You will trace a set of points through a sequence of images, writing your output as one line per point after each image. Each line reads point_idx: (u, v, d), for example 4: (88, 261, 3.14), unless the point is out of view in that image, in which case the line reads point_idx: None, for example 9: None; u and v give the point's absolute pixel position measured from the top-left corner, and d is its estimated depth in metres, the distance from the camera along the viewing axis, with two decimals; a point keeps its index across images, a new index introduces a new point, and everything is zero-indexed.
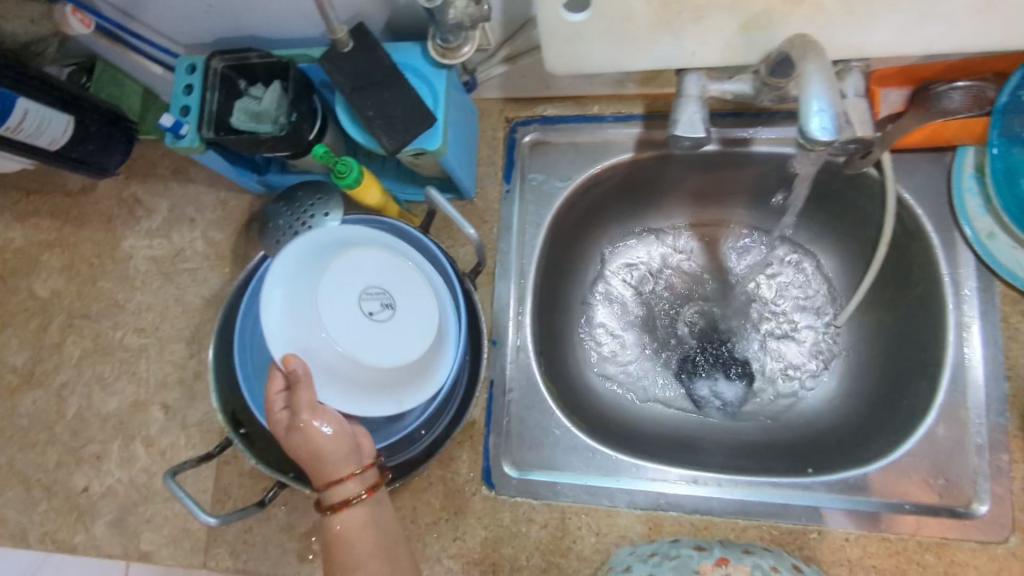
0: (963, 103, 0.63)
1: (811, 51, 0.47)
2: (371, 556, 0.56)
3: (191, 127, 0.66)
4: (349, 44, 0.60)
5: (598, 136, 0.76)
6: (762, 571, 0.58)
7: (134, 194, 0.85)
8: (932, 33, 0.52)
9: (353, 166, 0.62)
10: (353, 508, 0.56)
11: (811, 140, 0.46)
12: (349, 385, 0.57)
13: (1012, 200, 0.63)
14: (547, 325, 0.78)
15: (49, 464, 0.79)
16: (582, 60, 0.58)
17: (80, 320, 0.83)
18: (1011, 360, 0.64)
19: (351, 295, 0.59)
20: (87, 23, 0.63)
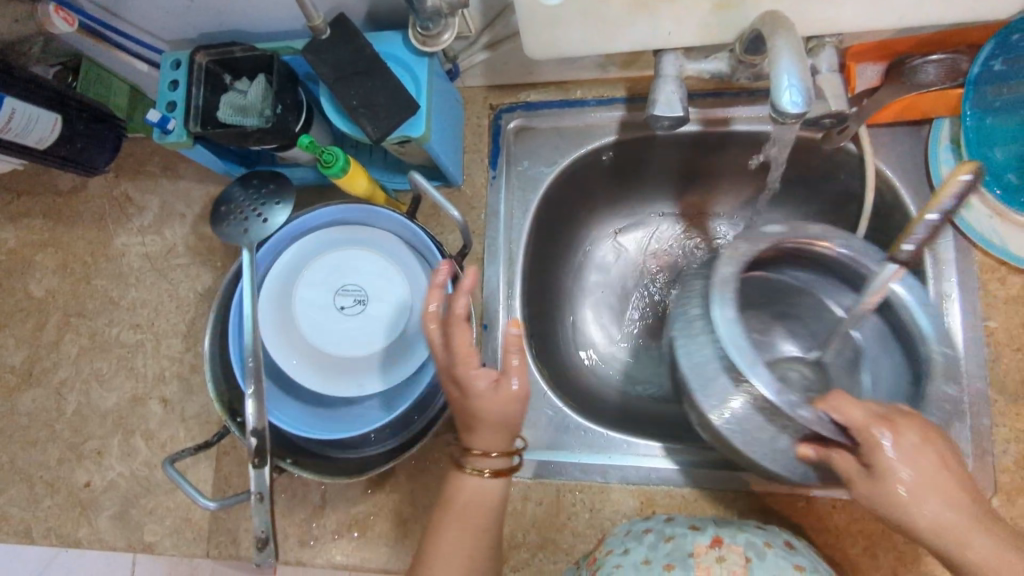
0: (937, 76, 0.64)
1: (782, 28, 0.48)
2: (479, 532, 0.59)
3: (178, 122, 0.67)
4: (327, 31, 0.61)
5: (581, 120, 0.77)
6: (754, 550, 0.57)
7: (124, 192, 0.85)
8: (902, 6, 0.53)
9: (339, 156, 0.63)
10: (490, 482, 0.59)
11: (782, 114, 0.47)
12: (339, 375, 0.66)
13: (987, 169, 0.64)
14: (539, 308, 0.79)
15: (50, 460, 0.80)
16: (559, 43, 0.59)
17: (75, 319, 0.84)
18: (991, 328, 0.65)
19: (327, 294, 0.67)
20: (70, 21, 0.64)
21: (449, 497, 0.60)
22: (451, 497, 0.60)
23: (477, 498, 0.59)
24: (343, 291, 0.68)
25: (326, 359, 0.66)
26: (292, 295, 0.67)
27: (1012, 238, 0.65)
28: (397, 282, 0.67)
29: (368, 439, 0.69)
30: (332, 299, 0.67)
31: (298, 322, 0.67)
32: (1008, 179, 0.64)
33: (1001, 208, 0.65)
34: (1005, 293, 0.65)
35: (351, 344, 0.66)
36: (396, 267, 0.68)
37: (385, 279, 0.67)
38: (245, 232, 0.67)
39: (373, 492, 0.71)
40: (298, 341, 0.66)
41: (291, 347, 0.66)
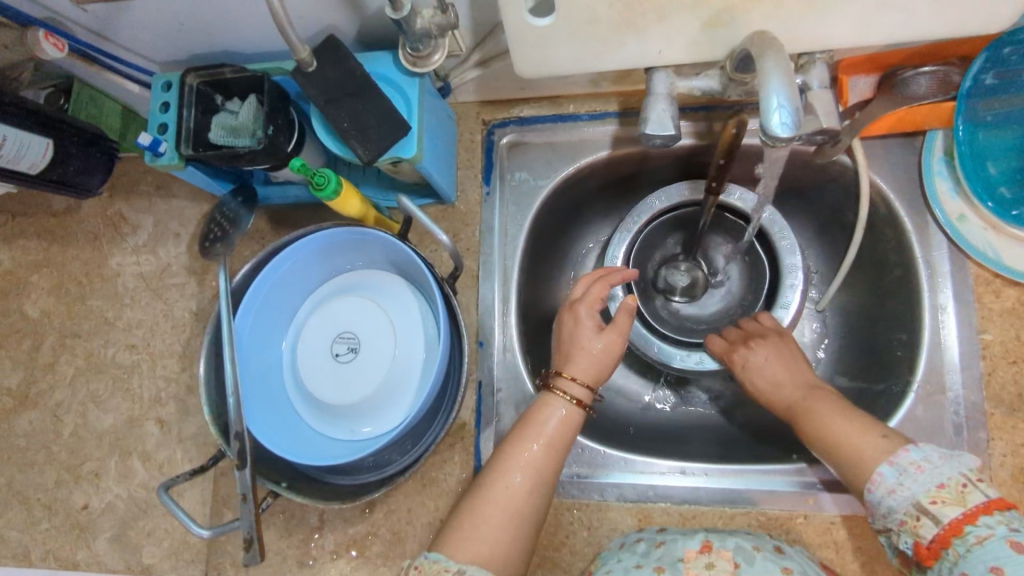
0: (928, 88, 0.64)
1: (770, 49, 0.48)
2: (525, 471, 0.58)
3: (169, 145, 0.67)
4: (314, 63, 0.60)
5: (574, 135, 0.77)
6: (744, 554, 0.57)
7: (118, 212, 0.85)
8: (892, 22, 0.53)
9: (330, 178, 0.63)
10: (563, 407, 0.62)
11: (773, 137, 0.46)
12: (346, 417, 0.69)
13: (979, 182, 0.64)
14: (532, 322, 0.79)
15: (47, 483, 0.80)
16: (549, 62, 0.58)
17: (71, 339, 0.84)
18: (987, 340, 0.64)
19: (327, 345, 0.71)
20: (60, 46, 0.64)
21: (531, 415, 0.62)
22: (536, 418, 0.62)
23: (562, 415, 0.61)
24: (340, 339, 0.71)
25: (332, 403, 0.69)
26: (297, 351, 0.72)
27: (1007, 249, 0.64)
28: (388, 320, 0.71)
29: (366, 464, 0.69)
30: (330, 348, 0.71)
31: (304, 376, 0.70)
32: (1001, 193, 0.64)
33: (994, 220, 0.65)
34: (1001, 306, 0.65)
35: (349, 387, 0.69)
36: (385, 306, 0.71)
37: (376, 320, 0.71)
38: (219, 247, 0.69)
39: (371, 511, 0.71)
40: (307, 393, 0.70)
41: (304, 399, 0.71)
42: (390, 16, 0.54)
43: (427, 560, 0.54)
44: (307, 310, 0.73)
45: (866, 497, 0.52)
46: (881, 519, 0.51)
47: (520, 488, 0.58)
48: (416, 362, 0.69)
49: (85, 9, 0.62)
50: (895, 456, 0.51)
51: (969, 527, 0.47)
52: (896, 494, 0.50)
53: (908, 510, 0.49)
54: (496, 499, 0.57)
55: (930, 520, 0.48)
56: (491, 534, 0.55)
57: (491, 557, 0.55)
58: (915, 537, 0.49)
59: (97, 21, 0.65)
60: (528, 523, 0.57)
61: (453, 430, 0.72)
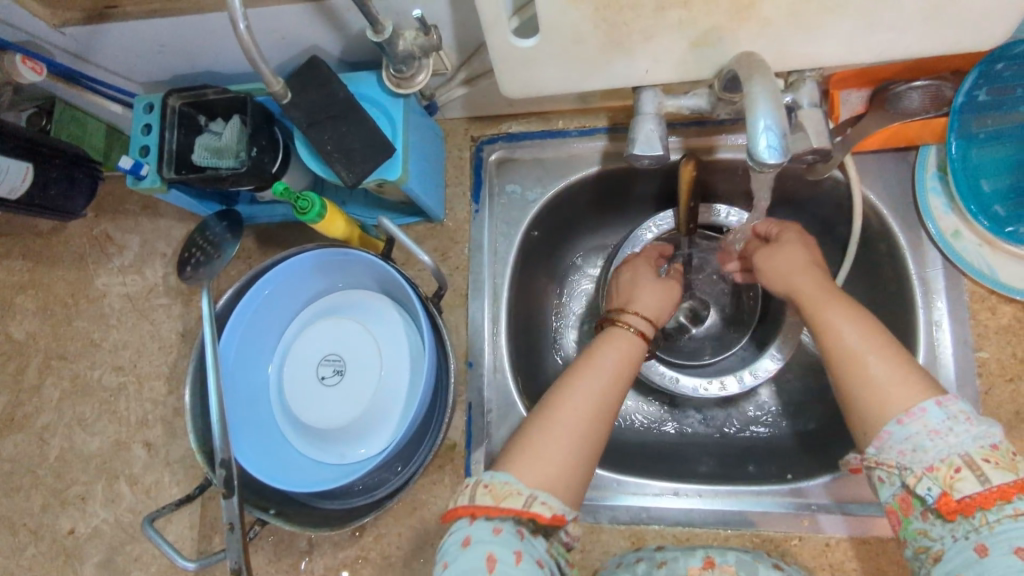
0: (921, 103, 0.63)
1: (758, 72, 0.47)
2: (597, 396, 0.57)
3: (151, 167, 0.66)
4: (286, 94, 0.58)
5: (563, 151, 0.76)
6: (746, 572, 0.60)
7: (104, 231, 0.84)
8: (881, 40, 0.52)
9: (314, 201, 0.62)
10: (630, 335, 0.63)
11: (760, 162, 0.45)
12: (333, 441, 0.68)
13: (973, 199, 0.63)
14: (524, 342, 0.78)
15: (34, 507, 0.79)
16: (535, 83, 0.58)
17: (57, 362, 0.82)
18: (983, 358, 0.63)
19: (313, 369, 0.70)
20: (38, 69, 0.63)
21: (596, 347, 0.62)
22: (600, 348, 0.62)
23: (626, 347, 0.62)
24: (326, 361, 0.70)
25: (318, 427, 0.68)
26: (283, 375, 0.71)
27: (1003, 266, 0.64)
28: (373, 340, 0.70)
29: (356, 489, 0.67)
30: (316, 371, 0.70)
31: (290, 400, 0.70)
32: (995, 210, 0.63)
33: (990, 237, 0.64)
34: (997, 322, 0.64)
35: (335, 410, 0.68)
36: (370, 327, 0.70)
37: (361, 341, 0.70)
38: (200, 270, 0.70)
39: (360, 535, 0.70)
40: (294, 418, 0.69)
41: (291, 423, 0.70)
42: (372, 39, 0.53)
43: (498, 479, 0.51)
44: (292, 333, 0.72)
45: (891, 428, 0.48)
46: (901, 455, 0.48)
47: (585, 411, 0.56)
48: (402, 383, 0.68)
49: (63, 32, 0.62)
50: (948, 400, 0.48)
51: (1016, 495, 0.44)
52: (940, 436, 0.47)
53: (950, 458, 0.46)
54: (564, 421, 0.55)
55: (974, 476, 0.45)
56: (557, 455, 0.54)
57: (557, 478, 0.53)
58: (940, 486, 0.46)
59: (76, 44, 0.64)
60: (591, 450, 0.55)
61: (443, 452, 0.70)
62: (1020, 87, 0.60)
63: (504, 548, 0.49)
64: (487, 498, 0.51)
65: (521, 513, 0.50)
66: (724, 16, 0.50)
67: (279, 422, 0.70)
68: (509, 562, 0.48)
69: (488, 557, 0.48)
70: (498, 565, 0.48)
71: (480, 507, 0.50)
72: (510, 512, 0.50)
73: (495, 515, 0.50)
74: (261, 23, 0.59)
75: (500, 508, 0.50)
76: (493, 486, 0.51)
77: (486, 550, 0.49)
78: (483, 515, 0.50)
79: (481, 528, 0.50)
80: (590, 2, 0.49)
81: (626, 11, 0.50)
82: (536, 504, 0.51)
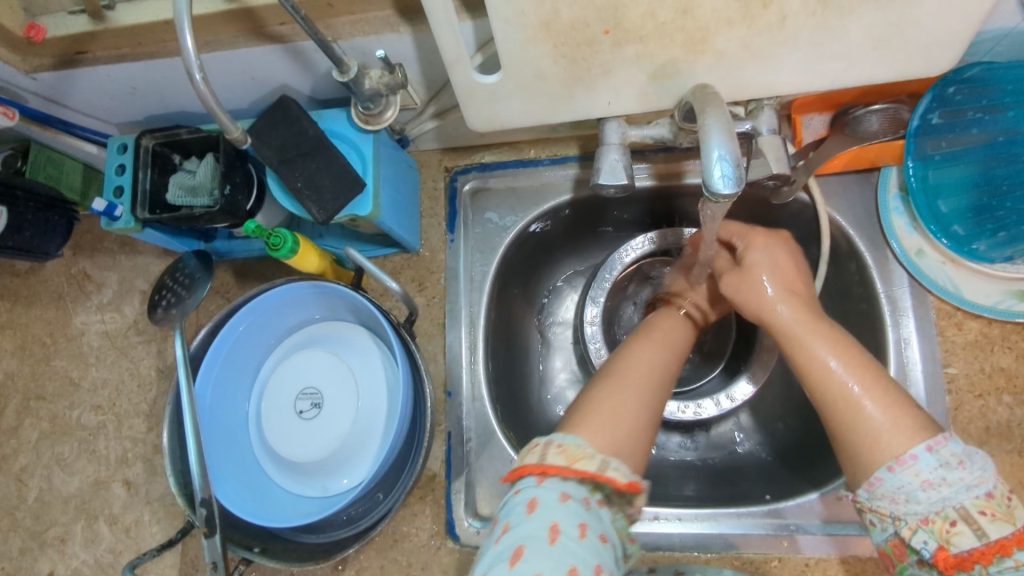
0: (881, 125, 0.65)
1: (712, 105, 0.48)
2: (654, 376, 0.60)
3: (126, 207, 0.66)
4: (247, 137, 0.58)
5: (536, 179, 0.77)
6: None
7: (82, 269, 0.84)
8: (833, 69, 0.53)
9: (286, 237, 0.62)
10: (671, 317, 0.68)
11: (714, 193, 0.46)
12: (311, 475, 0.68)
13: (932, 219, 0.66)
14: (502, 369, 0.78)
15: (12, 551, 0.78)
16: (501, 117, 0.59)
17: (36, 402, 0.82)
18: (951, 374, 0.64)
19: (290, 403, 0.70)
20: (10, 114, 0.64)
21: (652, 328, 0.66)
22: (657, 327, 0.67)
23: (681, 333, 0.67)
24: (303, 395, 0.70)
25: (296, 462, 0.68)
26: (261, 410, 0.71)
27: (967, 284, 0.65)
28: (348, 371, 0.70)
29: (341, 520, 0.67)
30: (293, 406, 0.70)
31: (268, 435, 0.69)
32: (956, 229, 0.65)
33: (953, 255, 0.65)
34: (964, 338, 0.65)
35: (314, 443, 0.68)
36: (345, 359, 0.71)
37: (336, 373, 0.70)
38: (173, 311, 0.71)
39: (342, 569, 0.69)
40: (274, 453, 0.69)
41: (270, 459, 0.69)
42: (338, 79, 0.54)
43: (572, 441, 0.51)
44: (270, 368, 0.72)
45: (882, 476, 0.48)
46: (894, 503, 0.48)
47: (646, 381, 0.59)
48: (380, 412, 0.68)
49: (34, 77, 0.62)
50: (939, 444, 0.47)
51: (1014, 548, 0.44)
52: (933, 487, 0.46)
53: (945, 510, 0.46)
54: (627, 387, 0.58)
55: (970, 530, 0.45)
56: (623, 419, 0.55)
57: (621, 441, 0.53)
58: (937, 538, 0.46)
59: (48, 88, 0.65)
60: (650, 420, 0.56)
61: (423, 483, 0.70)
62: (973, 109, 0.61)
63: (569, 514, 0.47)
64: (560, 458, 0.50)
65: (594, 477, 0.49)
66: (680, 50, 0.51)
67: (260, 458, 0.70)
68: (572, 531, 0.46)
69: (553, 523, 0.46)
70: (561, 532, 0.46)
71: (552, 466, 0.49)
72: (582, 474, 0.48)
73: (567, 477, 0.49)
74: (230, 64, 0.60)
75: (573, 469, 0.49)
76: (566, 447, 0.50)
77: (552, 516, 0.46)
78: (554, 476, 0.49)
79: (549, 490, 0.48)
80: (549, 39, 0.51)
81: (584, 48, 0.51)
82: (608, 470, 0.49)
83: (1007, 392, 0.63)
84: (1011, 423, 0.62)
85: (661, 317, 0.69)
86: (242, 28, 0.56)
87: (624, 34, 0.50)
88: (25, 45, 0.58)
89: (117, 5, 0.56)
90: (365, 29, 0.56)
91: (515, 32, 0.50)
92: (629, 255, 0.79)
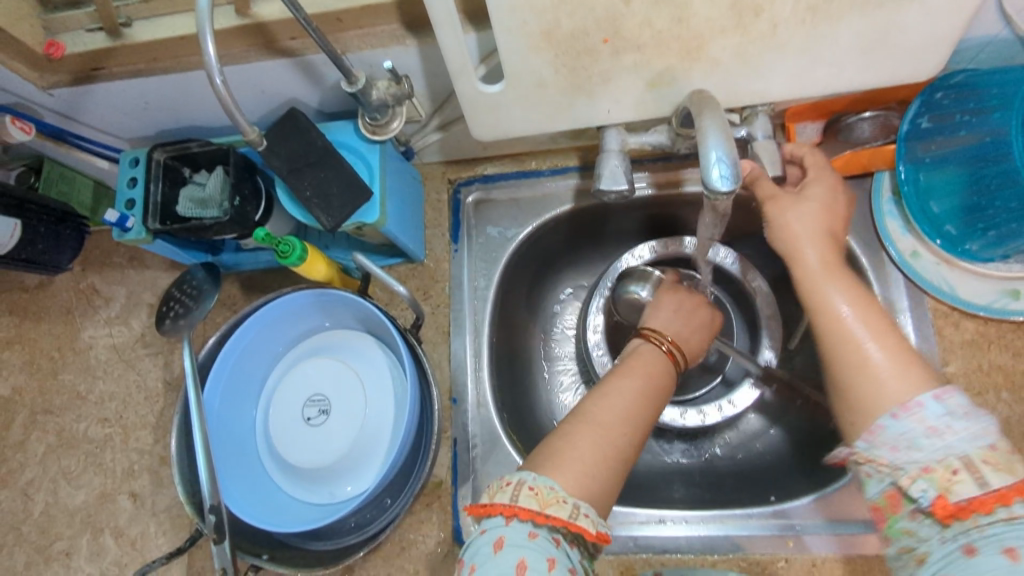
0: (871, 132, 0.68)
1: (709, 109, 0.50)
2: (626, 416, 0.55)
3: (137, 219, 0.67)
4: (263, 142, 0.60)
5: (537, 190, 0.79)
6: None
7: (91, 284, 0.85)
8: (825, 75, 0.55)
9: (296, 245, 0.64)
10: (656, 349, 0.63)
11: (713, 191, 0.48)
12: (317, 481, 0.68)
13: (925, 220, 0.67)
14: (506, 378, 0.79)
15: (16, 566, 0.78)
16: (504, 126, 0.60)
17: (43, 416, 0.82)
18: (950, 373, 0.65)
19: (297, 411, 0.71)
20: (27, 129, 0.66)
21: (625, 361, 0.61)
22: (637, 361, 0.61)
23: (658, 363, 0.61)
24: (310, 402, 0.71)
25: (302, 469, 0.68)
26: (268, 417, 0.71)
27: (963, 284, 0.67)
28: (356, 379, 0.71)
29: (348, 526, 0.67)
30: (300, 412, 0.71)
31: (275, 442, 0.70)
32: (948, 230, 0.66)
33: (946, 255, 0.67)
34: (962, 337, 0.66)
35: (319, 450, 0.69)
36: (352, 366, 0.71)
37: (344, 381, 0.71)
38: (181, 322, 0.72)
39: None
40: (281, 460, 0.70)
41: (276, 465, 0.70)
42: (347, 90, 0.56)
43: (544, 483, 0.48)
44: (279, 375, 0.73)
45: (884, 422, 0.46)
46: (893, 452, 0.45)
47: (623, 426, 0.54)
48: (387, 419, 0.68)
49: (51, 93, 0.64)
50: (946, 394, 0.45)
51: (1013, 500, 0.41)
52: (937, 434, 0.44)
53: (948, 459, 0.43)
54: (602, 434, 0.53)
55: (972, 478, 0.42)
56: (598, 463, 0.51)
57: (595, 495, 0.50)
58: (937, 487, 0.43)
59: (65, 104, 0.67)
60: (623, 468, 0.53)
61: (429, 490, 0.70)
62: (960, 112, 0.62)
63: (536, 551, 0.46)
64: (531, 502, 0.48)
65: (567, 525, 0.47)
66: (675, 58, 0.53)
67: (268, 466, 0.71)
68: (540, 566, 0.45)
69: (520, 561, 0.45)
70: (527, 569, 0.45)
71: (522, 509, 0.47)
72: (555, 521, 0.47)
73: (540, 522, 0.47)
74: (245, 78, 0.62)
75: (545, 514, 0.47)
76: (538, 490, 0.48)
77: (519, 555, 0.45)
78: (524, 518, 0.47)
79: (517, 531, 0.46)
80: (550, 50, 0.53)
81: (584, 57, 0.53)
82: (580, 517, 0.47)
83: (1006, 390, 0.64)
84: (1011, 420, 0.63)
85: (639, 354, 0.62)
86: (254, 42, 0.58)
87: (622, 43, 0.52)
88: (44, 62, 0.60)
89: (134, 22, 0.59)
90: (373, 42, 0.58)
91: (517, 42, 0.52)
92: (628, 259, 0.81)
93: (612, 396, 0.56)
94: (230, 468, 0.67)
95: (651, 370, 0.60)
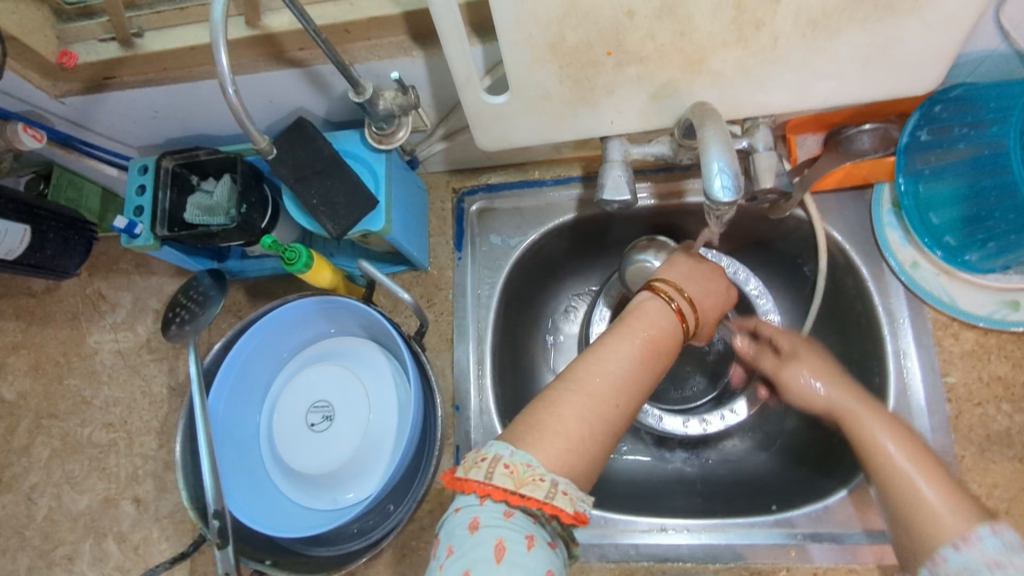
0: (872, 144, 0.68)
1: (710, 120, 0.51)
2: (621, 393, 0.55)
3: (145, 225, 0.68)
4: (271, 151, 0.61)
5: (540, 199, 0.80)
6: None
7: (97, 290, 0.86)
8: (825, 89, 0.56)
9: (302, 252, 0.65)
10: (661, 304, 0.63)
11: (716, 202, 0.49)
12: (321, 486, 0.68)
13: (925, 231, 0.68)
14: (508, 385, 0.79)
15: (19, 570, 0.78)
16: (509, 136, 0.61)
17: (47, 420, 0.83)
18: (950, 384, 0.66)
19: (302, 417, 0.71)
20: (39, 137, 0.67)
21: (628, 317, 0.61)
22: (640, 317, 0.61)
23: (661, 318, 0.61)
24: (314, 408, 0.72)
25: (306, 475, 0.69)
26: (272, 423, 0.72)
27: (962, 295, 0.67)
28: (360, 385, 0.71)
29: (352, 532, 0.67)
30: (304, 418, 0.71)
31: (279, 447, 0.70)
32: (948, 240, 0.67)
33: (946, 266, 0.68)
34: (961, 348, 0.67)
35: (322, 456, 0.69)
36: (357, 373, 0.72)
37: (348, 388, 0.71)
38: (186, 327, 0.72)
39: None
40: (284, 465, 0.70)
41: (279, 470, 0.70)
42: (355, 100, 0.57)
43: (520, 461, 0.47)
44: (285, 382, 0.73)
45: (947, 553, 0.47)
46: None
47: (618, 401, 0.54)
48: (389, 425, 0.69)
49: (62, 101, 0.65)
50: (1002, 527, 0.46)
51: None
52: (999, 567, 0.44)
53: None
54: (588, 404, 0.53)
55: None
56: (586, 428, 0.52)
57: (579, 462, 0.50)
58: None
59: (75, 112, 0.68)
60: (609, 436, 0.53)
61: (432, 496, 0.71)
62: (959, 125, 0.62)
63: (515, 530, 0.46)
64: (508, 480, 0.47)
65: (543, 505, 0.46)
66: (678, 71, 0.54)
67: (270, 472, 0.71)
68: (519, 545, 0.45)
69: (498, 542, 0.45)
70: (507, 549, 0.45)
71: (496, 488, 0.47)
72: (530, 502, 0.46)
73: (514, 501, 0.46)
74: (254, 88, 0.63)
75: (520, 494, 0.46)
76: (514, 468, 0.47)
77: (496, 535, 0.46)
78: (499, 498, 0.47)
79: (492, 510, 0.47)
80: (555, 62, 0.53)
81: (588, 68, 0.54)
82: (558, 495, 0.47)
83: (1005, 400, 0.65)
84: (1011, 431, 0.64)
85: (646, 307, 0.63)
86: (263, 53, 0.59)
87: (626, 55, 0.53)
88: (56, 70, 0.61)
89: (146, 32, 0.60)
90: (380, 54, 0.59)
91: (523, 54, 0.53)
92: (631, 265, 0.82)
93: (607, 361, 0.56)
94: (233, 473, 0.67)
95: (650, 328, 0.60)
